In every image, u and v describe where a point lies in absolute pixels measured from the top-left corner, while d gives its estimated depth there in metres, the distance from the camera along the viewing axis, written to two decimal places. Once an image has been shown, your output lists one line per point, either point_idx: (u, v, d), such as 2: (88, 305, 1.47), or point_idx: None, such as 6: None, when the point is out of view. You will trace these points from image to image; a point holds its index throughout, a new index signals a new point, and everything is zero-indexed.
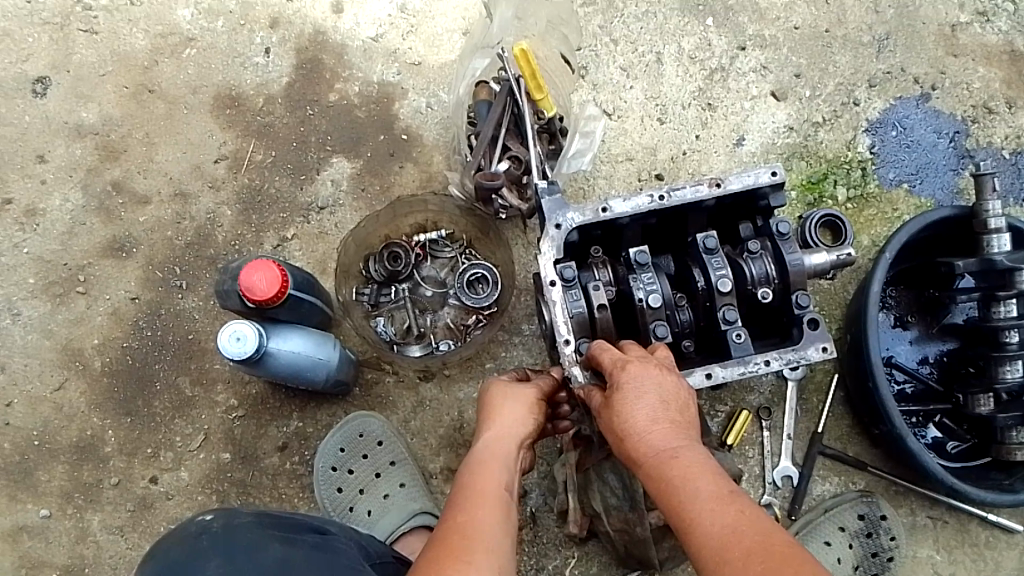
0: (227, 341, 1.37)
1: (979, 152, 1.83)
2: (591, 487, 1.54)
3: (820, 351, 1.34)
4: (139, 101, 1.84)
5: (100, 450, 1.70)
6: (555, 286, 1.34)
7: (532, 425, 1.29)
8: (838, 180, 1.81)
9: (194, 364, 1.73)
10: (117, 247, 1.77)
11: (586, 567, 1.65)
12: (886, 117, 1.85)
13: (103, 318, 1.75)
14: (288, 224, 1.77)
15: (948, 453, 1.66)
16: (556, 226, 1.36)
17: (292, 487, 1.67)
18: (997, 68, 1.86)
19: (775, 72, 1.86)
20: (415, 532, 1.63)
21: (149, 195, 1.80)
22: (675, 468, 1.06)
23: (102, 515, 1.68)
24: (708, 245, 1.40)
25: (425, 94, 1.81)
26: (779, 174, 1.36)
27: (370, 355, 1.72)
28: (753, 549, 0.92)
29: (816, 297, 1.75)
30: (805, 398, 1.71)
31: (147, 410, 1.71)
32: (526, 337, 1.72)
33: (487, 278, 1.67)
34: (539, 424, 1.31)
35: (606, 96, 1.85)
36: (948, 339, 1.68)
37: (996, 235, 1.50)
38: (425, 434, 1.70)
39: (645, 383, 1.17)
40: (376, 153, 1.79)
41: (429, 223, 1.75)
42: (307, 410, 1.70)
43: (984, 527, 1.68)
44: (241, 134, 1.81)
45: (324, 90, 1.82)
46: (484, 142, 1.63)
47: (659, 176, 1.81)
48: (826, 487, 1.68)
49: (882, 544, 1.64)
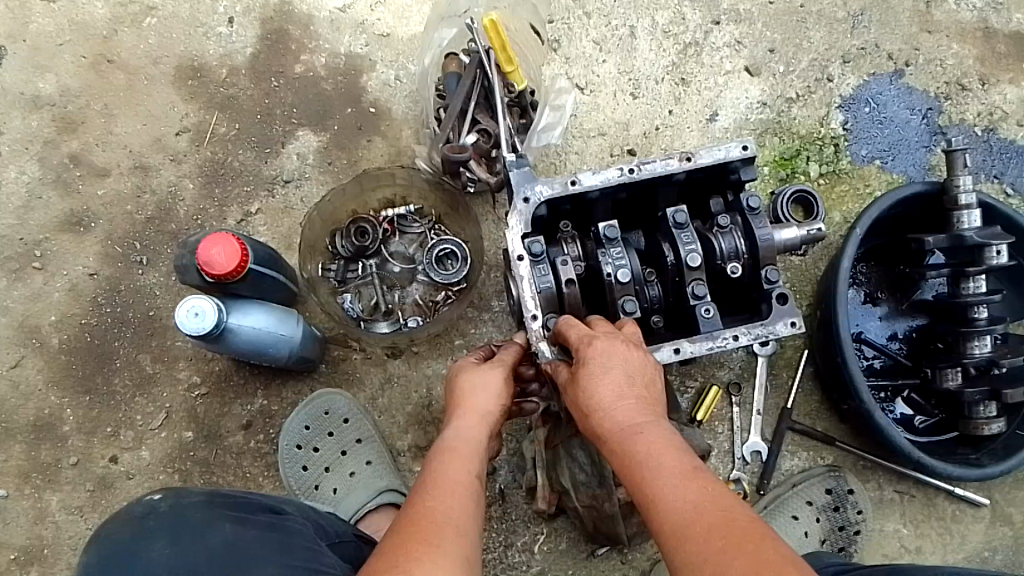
0: (185, 316, 1.33)
1: (951, 129, 1.82)
2: (560, 464, 1.53)
3: (789, 325, 1.33)
4: (98, 71, 1.78)
5: (58, 429, 1.66)
6: (522, 261, 1.32)
7: (500, 410, 1.28)
8: (811, 157, 1.79)
9: (156, 341, 1.69)
10: (75, 222, 1.73)
11: (554, 544, 1.64)
12: (859, 93, 1.83)
13: (62, 294, 1.70)
14: (252, 198, 1.73)
15: (916, 428, 1.66)
16: (523, 199, 1.33)
17: (256, 465, 1.65)
18: (971, 45, 1.85)
19: (749, 47, 1.84)
20: (380, 510, 1.61)
21: (109, 167, 1.75)
22: (639, 444, 1.05)
23: (61, 495, 1.65)
24: (678, 220, 1.39)
25: (394, 66, 1.77)
26: (750, 148, 1.34)
27: (337, 332, 1.69)
28: (714, 525, 0.91)
29: (787, 273, 1.74)
30: (775, 374, 1.71)
31: (107, 388, 1.67)
32: (495, 314, 1.69)
33: (456, 254, 1.65)
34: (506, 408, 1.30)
35: (578, 69, 1.82)
36: (918, 315, 1.68)
37: (967, 211, 1.49)
38: (393, 411, 1.67)
39: (611, 359, 1.15)
40: (343, 127, 1.75)
41: (398, 197, 1.72)
42: (272, 387, 1.67)
43: (951, 501, 1.69)
44: (204, 106, 1.77)
45: (290, 62, 1.78)
46: (452, 115, 1.59)
47: (631, 152, 1.79)
48: (795, 463, 1.68)
49: (849, 518, 1.65)
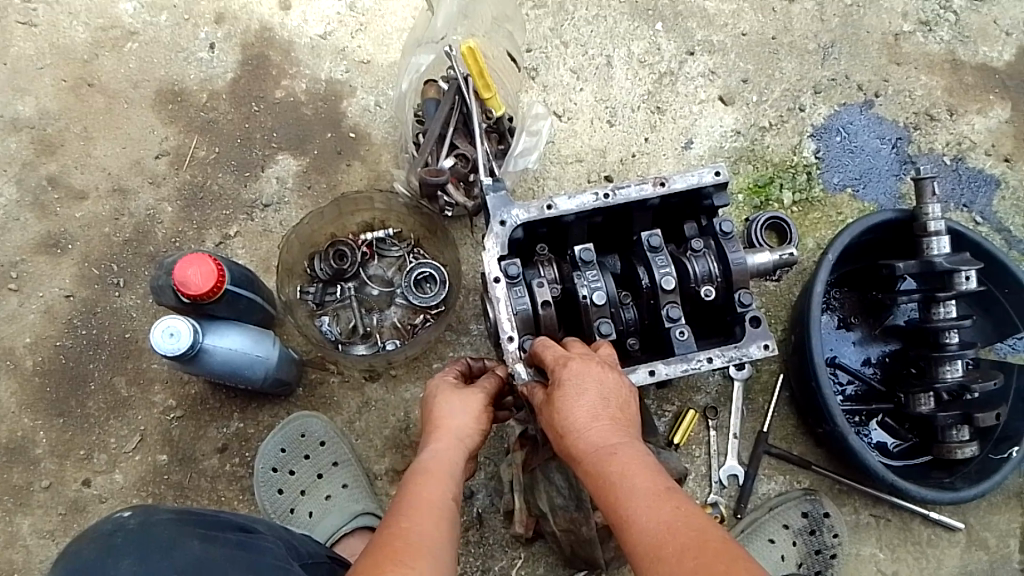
0: (160, 337, 1.33)
1: (921, 158, 1.86)
2: (538, 487, 1.52)
3: (762, 348, 1.35)
4: (78, 94, 1.79)
5: (30, 453, 1.64)
6: (498, 283, 1.34)
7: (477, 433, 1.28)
8: (784, 184, 1.82)
9: (131, 364, 1.68)
10: (52, 243, 1.72)
11: (532, 569, 1.63)
12: (831, 122, 1.87)
13: (37, 316, 1.69)
14: (231, 221, 1.73)
15: (890, 452, 1.68)
16: (500, 222, 1.35)
17: (231, 489, 1.63)
18: (939, 76, 1.90)
19: (722, 77, 1.88)
20: (355, 534, 1.60)
21: (87, 189, 1.75)
22: (615, 464, 1.05)
23: (32, 519, 1.62)
24: (652, 243, 1.40)
25: (374, 92, 1.79)
26: (722, 173, 1.37)
27: (314, 355, 1.68)
28: (687, 544, 0.91)
29: (762, 299, 1.76)
30: (750, 398, 1.72)
31: (81, 411, 1.65)
32: (473, 337, 1.70)
33: (434, 277, 1.66)
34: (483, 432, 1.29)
35: (555, 97, 1.85)
36: (891, 340, 1.70)
37: (936, 237, 1.53)
38: (370, 435, 1.66)
39: (586, 379, 1.16)
40: (323, 151, 1.77)
41: (377, 221, 1.73)
42: (248, 410, 1.66)
43: (927, 526, 1.70)
44: (184, 130, 1.78)
45: (270, 87, 1.79)
46: (430, 140, 1.61)
47: (608, 178, 1.81)
48: (771, 487, 1.69)
49: (825, 541, 1.66)
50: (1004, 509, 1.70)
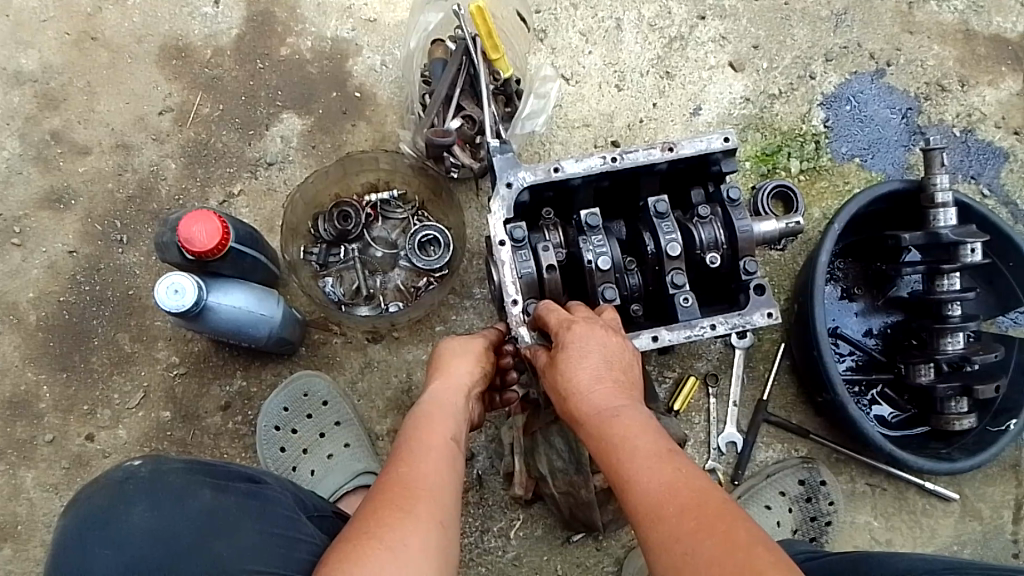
0: (164, 293, 1.33)
1: (930, 129, 1.85)
2: (538, 450, 1.54)
3: (766, 316, 1.35)
4: (81, 49, 1.77)
5: (34, 407, 1.65)
6: (504, 247, 1.32)
7: (478, 379, 1.30)
8: (792, 153, 1.81)
9: (134, 320, 1.68)
10: (56, 198, 1.72)
11: (530, 530, 1.65)
12: (841, 91, 1.85)
13: (41, 271, 1.69)
14: (234, 179, 1.72)
15: (889, 423, 1.69)
16: (506, 184, 1.34)
17: (234, 447, 1.65)
18: (951, 46, 1.87)
19: (733, 43, 1.85)
20: (356, 492, 1.61)
21: (90, 145, 1.74)
22: (617, 425, 1.06)
23: (36, 472, 1.64)
24: (658, 209, 1.40)
25: (380, 51, 1.77)
26: (731, 140, 1.36)
27: (317, 316, 1.69)
28: (686, 505, 0.93)
29: (766, 268, 1.76)
30: (751, 366, 1.73)
31: (85, 366, 1.66)
32: (477, 302, 1.70)
33: (438, 240, 1.66)
34: (484, 374, 1.32)
35: (564, 60, 1.83)
36: (894, 312, 1.70)
37: (943, 209, 1.52)
38: (372, 395, 1.67)
39: (590, 342, 1.16)
40: (328, 110, 1.75)
41: (381, 182, 1.72)
42: (251, 368, 1.67)
43: (921, 495, 1.71)
44: (188, 86, 1.76)
45: (275, 44, 1.77)
46: (437, 100, 1.59)
47: (615, 143, 1.80)
48: (769, 454, 1.70)
49: (821, 509, 1.67)
50: (998, 481, 1.72)
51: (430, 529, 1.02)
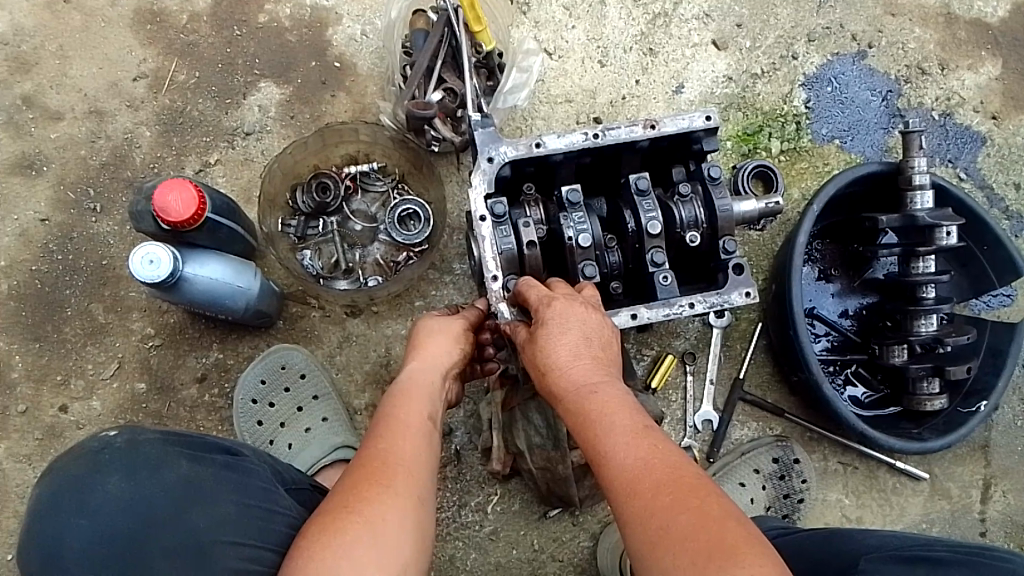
0: (139, 263, 1.31)
1: (910, 112, 1.85)
2: (515, 425, 1.54)
3: (744, 295, 1.36)
4: (52, 11, 1.72)
5: (6, 377, 1.63)
6: (484, 222, 1.32)
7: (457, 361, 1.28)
8: (772, 133, 1.82)
9: (108, 291, 1.65)
10: (26, 164, 1.68)
11: (507, 505, 1.66)
12: (822, 72, 1.85)
13: (11, 239, 1.66)
14: (211, 149, 1.69)
15: (862, 403, 1.71)
16: (488, 159, 1.33)
17: (210, 419, 1.64)
18: (933, 30, 1.88)
19: (717, 20, 1.84)
20: (335, 466, 1.61)
21: (63, 110, 1.70)
22: (595, 400, 1.06)
23: (8, 443, 1.62)
24: (640, 187, 1.39)
25: (361, 20, 1.74)
26: (713, 118, 1.35)
27: (296, 289, 1.67)
28: (663, 480, 0.93)
29: (744, 247, 1.77)
30: (729, 345, 1.74)
31: (57, 336, 1.64)
32: (457, 276, 1.69)
33: (419, 215, 1.64)
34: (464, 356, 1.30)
35: (547, 34, 1.81)
36: (869, 293, 1.72)
37: (920, 192, 1.53)
38: (350, 369, 1.67)
39: (570, 318, 1.16)
40: (307, 80, 1.72)
41: (361, 154, 1.70)
42: (228, 341, 1.65)
43: (892, 474, 1.75)
44: (163, 52, 1.72)
45: (253, 11, 1.74)
46: (418, 72, 1.57)
47: (597, 120, 1.80)
48: (745, 432, 1.73)
49: (793, 486, 1.70)
50: (967, 461, 1.75)
51: (410, 506, 1.03)
